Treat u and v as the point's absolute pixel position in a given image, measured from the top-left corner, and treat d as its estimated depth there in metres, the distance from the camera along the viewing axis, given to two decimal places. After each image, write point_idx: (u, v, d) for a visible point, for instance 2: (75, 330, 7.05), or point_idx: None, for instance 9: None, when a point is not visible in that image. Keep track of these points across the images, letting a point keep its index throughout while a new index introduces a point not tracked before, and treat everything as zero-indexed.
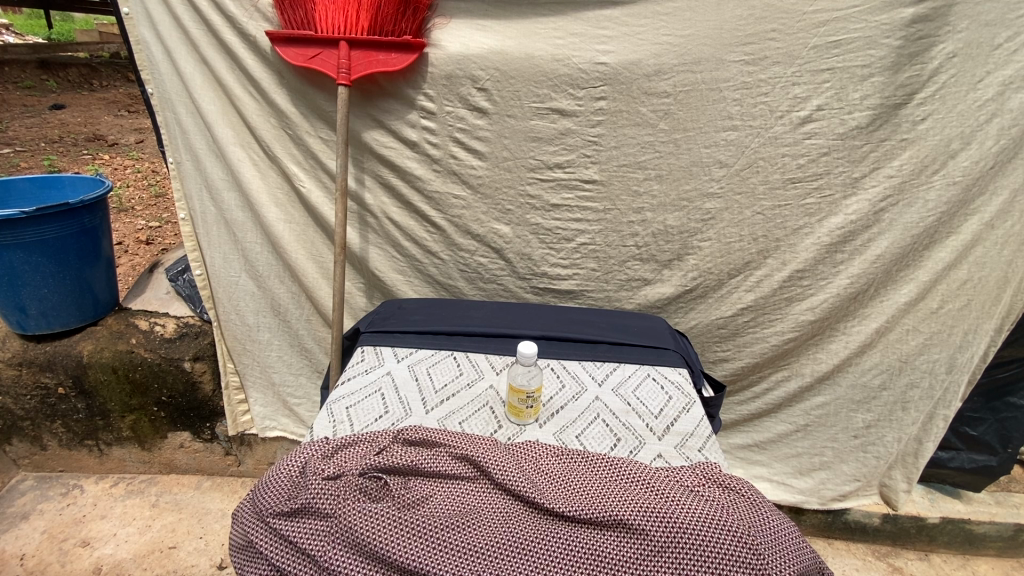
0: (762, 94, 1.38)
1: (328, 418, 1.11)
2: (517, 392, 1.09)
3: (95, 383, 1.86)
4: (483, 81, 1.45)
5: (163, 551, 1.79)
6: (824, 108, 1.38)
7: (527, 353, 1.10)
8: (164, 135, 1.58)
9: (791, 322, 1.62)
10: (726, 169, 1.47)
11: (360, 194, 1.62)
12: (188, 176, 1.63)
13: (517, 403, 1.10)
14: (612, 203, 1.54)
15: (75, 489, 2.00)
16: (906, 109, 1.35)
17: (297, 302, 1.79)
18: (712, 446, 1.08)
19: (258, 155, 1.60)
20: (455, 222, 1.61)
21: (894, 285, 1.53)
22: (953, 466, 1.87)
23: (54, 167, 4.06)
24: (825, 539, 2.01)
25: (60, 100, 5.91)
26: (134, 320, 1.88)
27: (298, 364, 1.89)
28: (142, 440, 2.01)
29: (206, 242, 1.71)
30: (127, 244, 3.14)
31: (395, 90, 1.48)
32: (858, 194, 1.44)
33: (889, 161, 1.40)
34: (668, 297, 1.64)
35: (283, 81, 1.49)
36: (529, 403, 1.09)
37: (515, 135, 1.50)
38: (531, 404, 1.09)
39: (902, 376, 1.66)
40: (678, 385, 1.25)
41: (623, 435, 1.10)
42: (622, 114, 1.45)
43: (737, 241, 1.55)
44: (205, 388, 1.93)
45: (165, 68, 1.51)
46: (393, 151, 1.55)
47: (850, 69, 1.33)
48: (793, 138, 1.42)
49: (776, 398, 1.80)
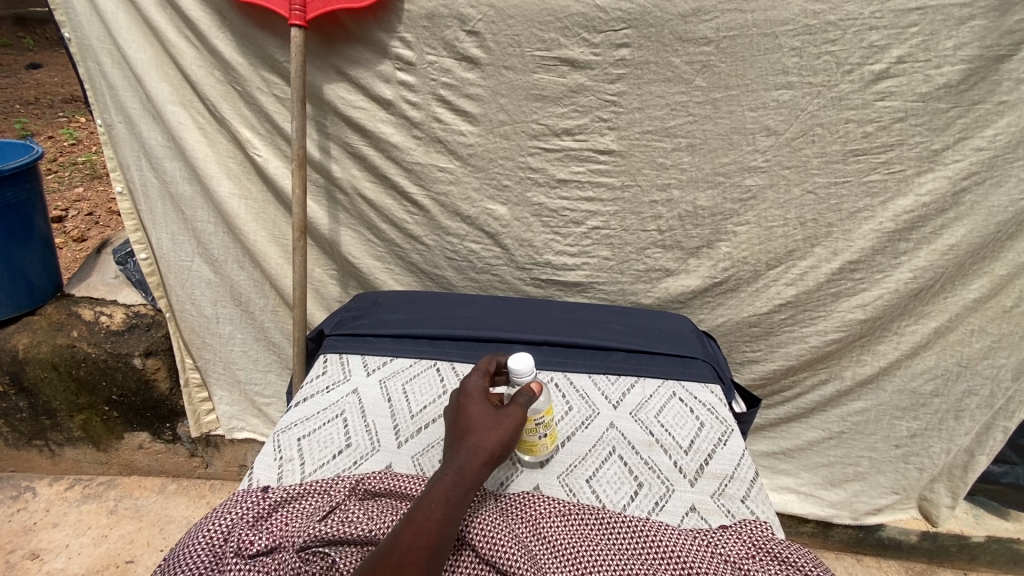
0: (828, 41, 1.09)
1: (273, 454, 0.88)
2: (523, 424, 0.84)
3: (35, 380, 1.63)
4: (474, 22, 1.16)
5: (119, 566, 1.62)
6: (904, 61, 1.09)
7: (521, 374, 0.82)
8: (88, 92, 1.30)
9: (836, 321, 1.38)
10: (774, 138, 1.19)
11: (326, 164, 1.34)
12: (121, 142, 1.36)
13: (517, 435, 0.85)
14: (631, 178, 1.28)
15: (26, 493, 1.82)
16: (1011, 62, 1.06)
17: (260, 291, 1.54)
18: (757, 495, 0.86)
19: (203, 115, 1.32)
20: (441, 200, 1.35)
21: (965, 280, 1.28)
22: (1005, 481, 1.65)
23: (25, 131, 3.79)
24: (853, 554, 1.83)
25: (38, 59, 5.57)
26: (76, 309, 1.63)
27: (265, 360, 1.65)
28: (96, 441, 1.80)
29: (149, 221, 1.45)
30: (98, 216, 2.90)
31: (363, 34, 1.19)
32: (936, 169, 1.17)
33: (980, 130, 1.12)
34: (693, 291, 1.39)
35: (226, 22, 1.20)
36: (541, 433, 0.86)
37: (514, 93, 1.22)
38: (543, 433, 0.86)
39: (959, 383, 1.43)
40: (712, 408, 1.01)
41: (645, 479, 0.87)
42: (648, 67, 1.16)
43: (781, 226, 1.29)
44: (161, 387, 1.69)
45: (81, 6, 1.22)
46: (363, 112, 1.26)
47: (943, 9, 1.05)
48: (862, 100, 1.13)
49: (809, 402, 1.57)
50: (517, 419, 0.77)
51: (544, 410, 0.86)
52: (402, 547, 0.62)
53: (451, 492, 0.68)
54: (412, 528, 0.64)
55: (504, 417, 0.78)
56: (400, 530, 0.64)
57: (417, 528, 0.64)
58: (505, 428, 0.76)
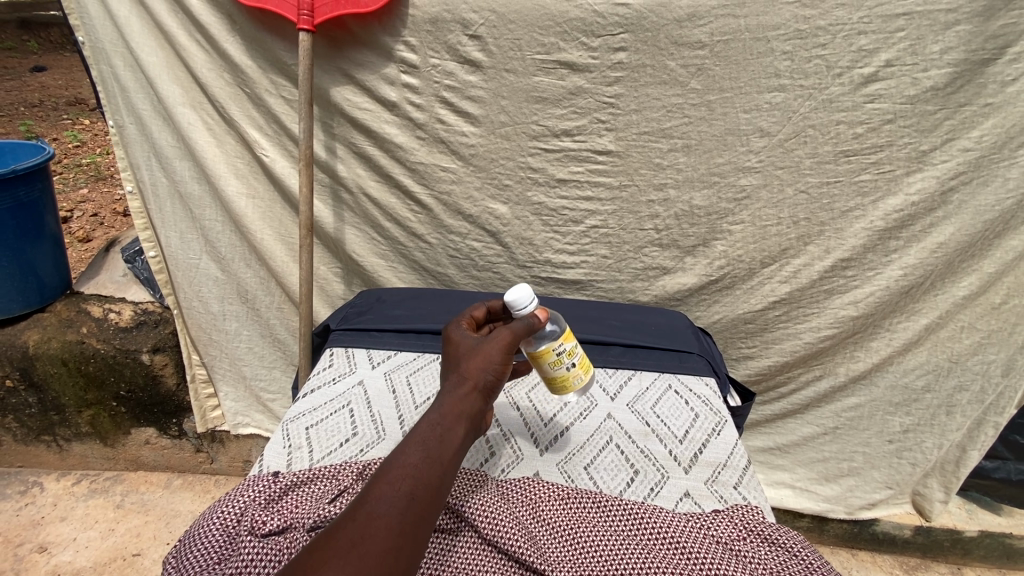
0: (818, 46, 1.13)
1: (282, 442, 0.91)
2: (546, 359, 0.84)
3: (44, 376, 1.67)
4: (476, 27, 1.20)
5: (126, 559, 1.65)
6: (893, 64, 1.13)
7: (520, 303, 0.80)
8: (100, 94, 1.34)
9: (829, 318, 1.41)
10: (767, 139, 1.23)
11: (332, 165, 1.38)
12: (132, 142, 1.39)
13: (548, 372, 0.86)
14: (629, 178, 1.31)
15: (33, 488, 1.85)
16: (995, 66, 1.09)
17: (266, 288, 1.57)
18: (749, 482, 0.89)
19: (212, 117, 1.36)
20: (443, 199, 1.38)
21: (954, 278, 1.32)
22: (997, 477, 1.68)
23: (30, 133, 3.83)
24: (848, 549, 1.86)
25: (41, 62, 5.62)
26: (85, 306, 1.66)
27: (270, 357, 1.69)
28: (104, 436, 1.83)
29: (158, 220, 1.49)
30: (103, 216, 2.94)
31: (369, 38, 1.23)
32: (925, 169, 1.20)
33: (966, 131, 1.15)
34: (689, 289, 1.43)
35: (235, 26, 1.24)
36: (567, 366, 0.85)
37: (515, 95, 1.25)
38: (569, 365, 0.85)
39: (950, 378, 1.47)
40: (706, 400, 1.05)
41: (642, 466, 0.91)
42: (645, 70, 1.20)
43: (775, 225, 1.32)
44: (168, 383, 1.73)
45: (94, 10, 1.26)
46: (368, 113, 1.30)
47: (929, 14, 1.08)
48: (852, 102, 1.17)
49: (804, 398, 1.60)
50: (499, 342, 0.71)
51: (566, 340, 0.84)
52: (375, 497, 0.56)
53: (432, 431, 0.62)
54: (386, 477, 0.58)
55: (483, 345, 0.71)
56: (376, 479, 0.58)
57: (392, 474, 0.58)
58: (488, 357, 0.70)
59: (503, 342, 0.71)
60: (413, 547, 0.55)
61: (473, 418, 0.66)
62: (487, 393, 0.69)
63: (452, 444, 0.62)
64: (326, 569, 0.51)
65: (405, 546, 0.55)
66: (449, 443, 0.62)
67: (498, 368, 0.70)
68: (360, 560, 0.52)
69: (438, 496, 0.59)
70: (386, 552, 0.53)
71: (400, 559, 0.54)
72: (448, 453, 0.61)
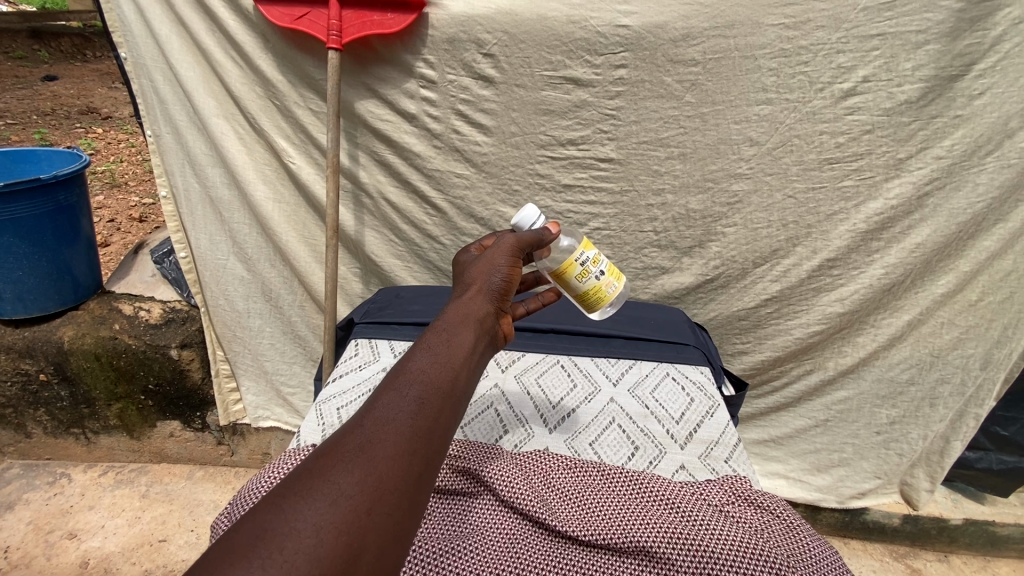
0: (801, 63, 1.24)
1: (316, 420, 1.01)
2: (570, 273, 0.91)
3: (78, 370, 1.77)
4: (490, 46, 1.30)
5: (153, 545, 1.73)
6: (870, 80, 1.23)
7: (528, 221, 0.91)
8: (140, 105, 1.45)
9: (817, 314, 1.51)
10: (757, 148, 1.33)
11: (354, 171, 1.48)
12: (168, 150, 1.50)
13: (580, 287, 0.93)
14: (629, 184, 1.41)
15: (62, 479, 1.94)
16: (963, 81, 1.20)
17: (289, 287, 1.68)
18: (739, 457, 0.98)
19: (243, 127, 1.46)
20: (457, 203, 1.49)
21: (933, 276, 1.41)
22: (980, 467, 1.77)
23: (45, 141, 3.95)
24: (841, 538, 1.94)
25: (52, 72, 5.75)
26: (117, 304, 1.77)
27: (291, 352, 1.78)
28: (130, 429, 1.93)
29: (189, 222, 1.59)
30: (120, 222, 3.05)
31: (391, 56, 1.34)
32: (902, 176, 1.31)
33: (939, 140, 1.26)
34: (686, 287, 1.53)
35: (268, 44, 1.35)
36: (591, 276, 0.92)
37: (524, 108, 1.36)
38: (592, 275, 0.92)
39: (932, 372, 1.56)
40: (701, 386, 1.14)
41: (641, 443, 1.00)
42: (644, 85, 1.31)
43: (765, 227, 1.42)
44: (194, 377, 1.83)
45: (138, 29, 1.37)
46: (389, 124, 1.41)
47: (902, 35, 1.19)
48: (833, 114, 1.28)
49: (795, 391, 1.70)
50: (502, 253, 0.81)
51: (586, 251, 0.92)
52: (382, 406, 0.59)
53: (438, 343, 0.67)
54: (397, 382, 0.61)
55: (484, 263, 0.80)
56: (383, 390, 0.61)
57: (403, 381, 0.61)
58: (491, 269, 0.79)
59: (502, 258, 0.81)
60: (424, 452, 0.57)
61: (477, 327, 0.71)
62: (493, 298, 0.77)
63: (456, 358, 0.66)
64: (338, 470, 0.52)
65: (417, 450, 0.56)
66: (453, 356, 0.66)
67: (501, 276, 0.78)
68: (372, 461, 0.54)
69: (446, 405, 0.62)
70: (397, 455, 0.55)
71: (411, 462, 0.55)
72: (456, 361, 0.66)
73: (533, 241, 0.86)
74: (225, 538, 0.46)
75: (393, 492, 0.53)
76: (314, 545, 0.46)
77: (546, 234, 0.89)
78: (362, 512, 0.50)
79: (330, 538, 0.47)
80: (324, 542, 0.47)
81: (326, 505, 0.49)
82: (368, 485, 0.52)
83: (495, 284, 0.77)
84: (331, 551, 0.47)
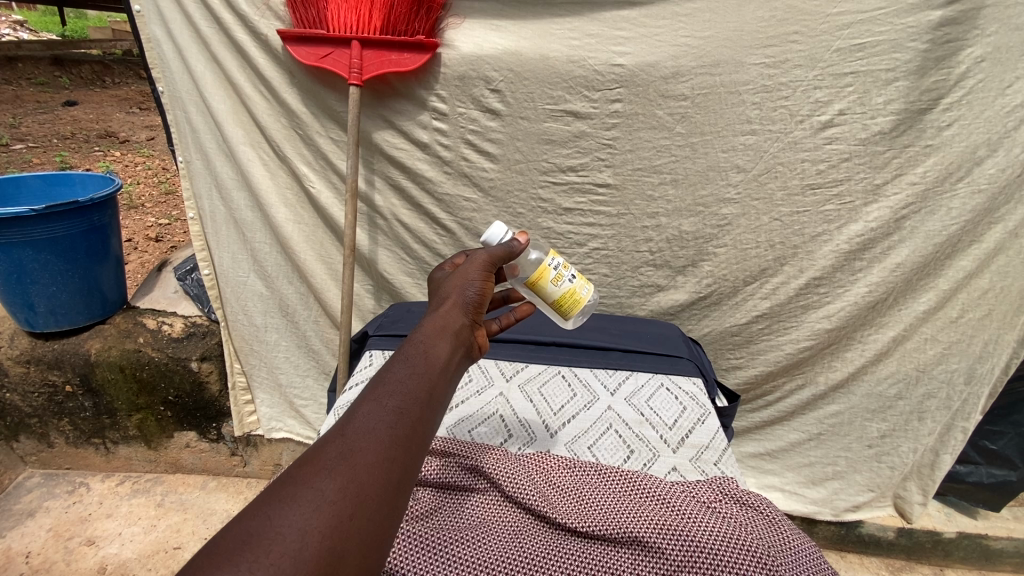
0: (782, 98, 1.35)
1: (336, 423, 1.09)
2: (545, 279, 1.00)
3: (102, 381, 1.86)
4: (497, 82, 1.42)
5: (168, 552, 1.79)
6: (846, 113, 1.34)
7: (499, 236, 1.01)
8: (174, 134, 1.57)
9: (806, 330, 1.59)
10: (744, 175, 1.44)
11: (370, 195, 1.60)
12: (198, 175, 1.62)
13: (556, 292, 1.01)
14: (625, 208, 1.52)
15: (80, 488, 2.01)
16: (931, 114, 1.30)
17: (305, 302, 1.77)
18: (728, 460, 1.06)
19: (268, 154, 1.58)
20: (466, 224, 1.59)
21: (914, 294, 1.50)
22: (970, 480, 1.83)
23: (65, 164, 4.10)
24: (838, 551, 1.98)
25: (73, 97, 5.99)
26: (141, 319, 1.86)
27: (304, 366, 1.87)
28: (148, 439, 2.01)
29: (214, 242, 1.70)
30: (137, 242, 3.16)
31: (406, 90, 1.46)
32: (880, 201, 1.40)
33: (912, 168, 1.36)
34: (681, 304, 1.62)
35: (294, 80, 1.47)
36: (563, 280, 1.01)
37: (528, 138, 1.47)
38: (564, 279, 1.01)
39: (919, 387, 1.63)
40: (693, 396, 1.22)
41: (636, 447, 1.08)
42: (638, 117, 1.42)
43: (754, 248, 1.52)
44: (212, 389, 1.92)
45: (175, 66, 1.50)
46: (403, 152, 1.52)
47: (873, 73, 1.29)
48: (813, 143, 1.38)
49: (789, 405, 1.76)
50: (474, 270, 0.88)
51: (556, 258, 1.01)
52: (362, 416, 0.63)
53: (416, 355, 0.72)
54: (377, 392, 0.66)
55: (457, 279, 0.86)
56: (364, 399, 0.65)
57: (381, 392, 0.66)
58: (463, 285, 0.86)
59: (473, 275, 0.87)
60: (401, 460, 0.61)
61: (453, 339, 0.78)
62: (466, 312, 0.84)
63: (432, 369, 0.72)
64: (321, 478, 0.56)
65: (395, 457, 0.61)
66: (428, 368, 0.71)
67: (473, 291, 0.86)
68: (354, 469, 0.58)
69: (424, 412, 0.67)
70: (376, 464, 0.59)
71: (390, 470, 0.60)
72: (433, 370, 0.72)
73: (502, 255, 0.94)
74: (214, 543, 0.50)
75: (373, 497, 0.57)
76: (299, 548, 0.50)
77: (517, 245, 0.97)
78: (345, 516, 0.54)
79: (314, 542, 0.51)
80: (309, 545, 0.51)
81: (309, 512, 0.53)
82: (350, 491, 0.56)
83: (468, 298, 0.84)
84: (316, 553, 0.50)
